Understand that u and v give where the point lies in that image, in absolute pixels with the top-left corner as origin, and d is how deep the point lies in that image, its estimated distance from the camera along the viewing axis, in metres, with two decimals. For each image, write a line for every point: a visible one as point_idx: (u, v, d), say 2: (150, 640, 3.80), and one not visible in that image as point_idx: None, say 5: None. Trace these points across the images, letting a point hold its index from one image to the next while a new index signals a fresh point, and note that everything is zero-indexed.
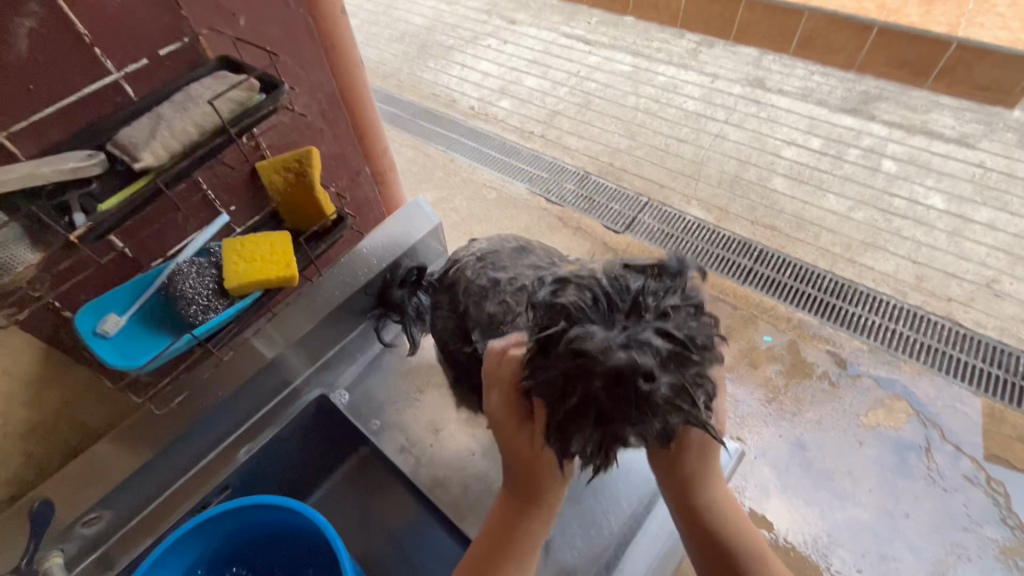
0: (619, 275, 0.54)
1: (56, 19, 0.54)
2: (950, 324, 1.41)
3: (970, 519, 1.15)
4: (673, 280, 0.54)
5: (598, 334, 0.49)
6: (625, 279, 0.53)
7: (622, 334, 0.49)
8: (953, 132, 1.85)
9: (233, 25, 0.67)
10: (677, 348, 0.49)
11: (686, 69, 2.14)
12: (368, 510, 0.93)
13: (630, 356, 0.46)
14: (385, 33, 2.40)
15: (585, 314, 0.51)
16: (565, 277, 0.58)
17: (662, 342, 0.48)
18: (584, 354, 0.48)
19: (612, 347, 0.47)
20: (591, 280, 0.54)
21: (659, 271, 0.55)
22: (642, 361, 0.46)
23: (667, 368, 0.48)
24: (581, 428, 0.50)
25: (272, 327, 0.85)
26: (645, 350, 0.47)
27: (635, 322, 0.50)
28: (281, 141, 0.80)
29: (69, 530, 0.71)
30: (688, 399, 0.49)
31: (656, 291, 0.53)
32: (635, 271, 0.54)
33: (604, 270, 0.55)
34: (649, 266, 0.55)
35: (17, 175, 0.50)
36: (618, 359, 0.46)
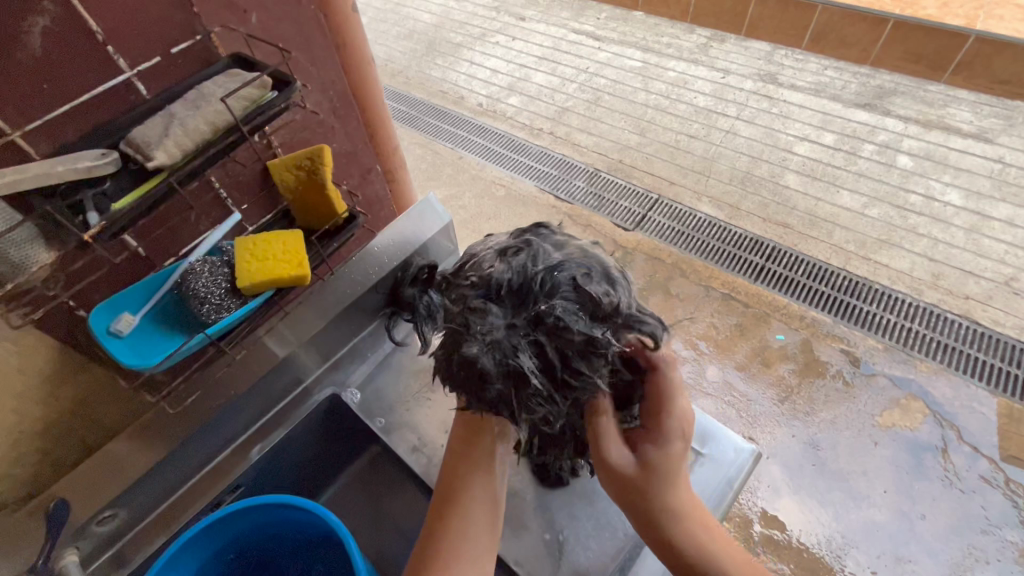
0: (558, 282, 0.51)
1: (69, 17, 0.53)
2: (968, 322, 1.38)
3: (989, 521, 1.13)
4: (597, 315, 0.52)
5: (490, 317, 0.51)
6: (559, 287, 0.51)
7: (508, 330, 0.50)
8: (970, 127, 1.81)
9: (245, 23, 0.67)
10: (535, 374, 0.50)
11: (696, 64, 2.11)
12: (379, 508, 0.93)
13: (481, 353, 0.49)
14: (393, 30, 2.40)
15: (499, 291, 0.52)
16: (530, 246, 0.55)
17: (526, 361, 0.50)
18: (466, 325, 0.52)
19: (479, 335, 0.50)
20: (532, 266, 0.53)
21: (594, 306, 0.51)
22: (484, 361, 0.49)
23: (507, 379, 0.50)
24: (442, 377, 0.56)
25: (285, 326, 0.84)
26: (504, 357, 0.49)
27: (524, 330, 0.51)
28: (292, 139, 0.79)
29: (83, 528, 0.72)
30: (510, 411, 0.53)
31: (570, 316, 0.50)
32: (578, 290, 0.52)
33: (558, 265, 0.53)
34: (592, 289, 0.52)
35: (32, 175, 0.50)
36: (469, 350, 0.50)
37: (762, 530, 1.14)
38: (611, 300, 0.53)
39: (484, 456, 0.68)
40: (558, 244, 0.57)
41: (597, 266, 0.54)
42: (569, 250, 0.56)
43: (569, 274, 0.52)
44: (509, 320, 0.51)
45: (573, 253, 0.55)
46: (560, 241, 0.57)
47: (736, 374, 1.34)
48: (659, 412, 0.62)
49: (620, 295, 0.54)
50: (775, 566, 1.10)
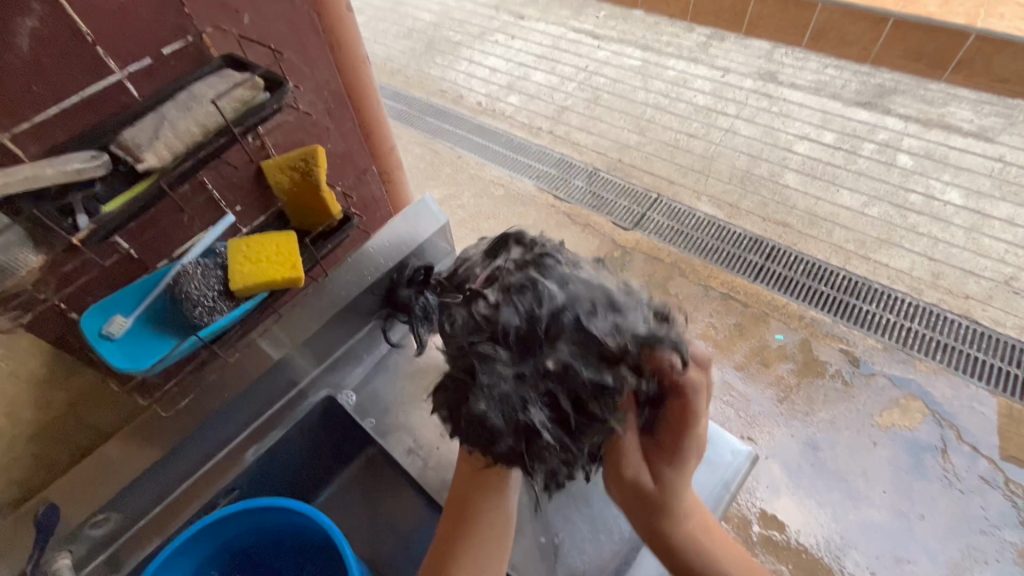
0: (565, 325, 0.51)
1: (57, 18, 0.53)
2: (968, 322, 1.38)
3: (988, 521, 1.12)
4: (609, 358, 0.52)
5: (498, 369, 0.51)
6: (566, 330, 0.51)
7: (516, 382, 0.51)
8: (971, 125, 1.81)
9: (237, 22, 0.66)
10: (545, 429, 0.53)
11: (696, 63, 2.11)
12: (375, 510, 0.92)
13: (488, 409, 0.52)
14: (392, 29, 2.39)
15: (505, 338, 0.51)
16: (535, 279, 0.52)
17: (536, 416, 0.52)
18: (473, 376, 0.52)
19: (486, 389, 0.51)
20: (537, 309, 0.51)
21: (606, 348, 0.51)
22: (494, 420, 0.52)
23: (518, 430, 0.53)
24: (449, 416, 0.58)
25: (278, 328, 0.83)
26: (514, 413, 0.52)
27: (533, 383, 0.52)
28: (287, 140, 0.79)
29: (76, 531, 0.71)
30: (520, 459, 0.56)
31: (580, 364, 0.51)
32: (585, 329, 0.51)
33: (563, 306, 0.51)
34: (602, 332, 0.51)
35: (20, 177, 0.50)
36: (477, 407, 0.52)
37: (761, 530, 1.14)
38: (621, 343, 0.52)
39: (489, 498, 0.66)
40: (559, 272, 0.54)
41: (608, 302, 0.52)
42: (573, 278, 0.54)
43: (575, 314, 0.51)
44: (517, 369, 0.51)
45: (579, 284, 0.53)
46: (568, 267, 0.54)
47: (735, 374, 1.33)
48: (681, 436, 0.62)
49: (633, 320, 0.53)
50: (774, 567, 1.09)
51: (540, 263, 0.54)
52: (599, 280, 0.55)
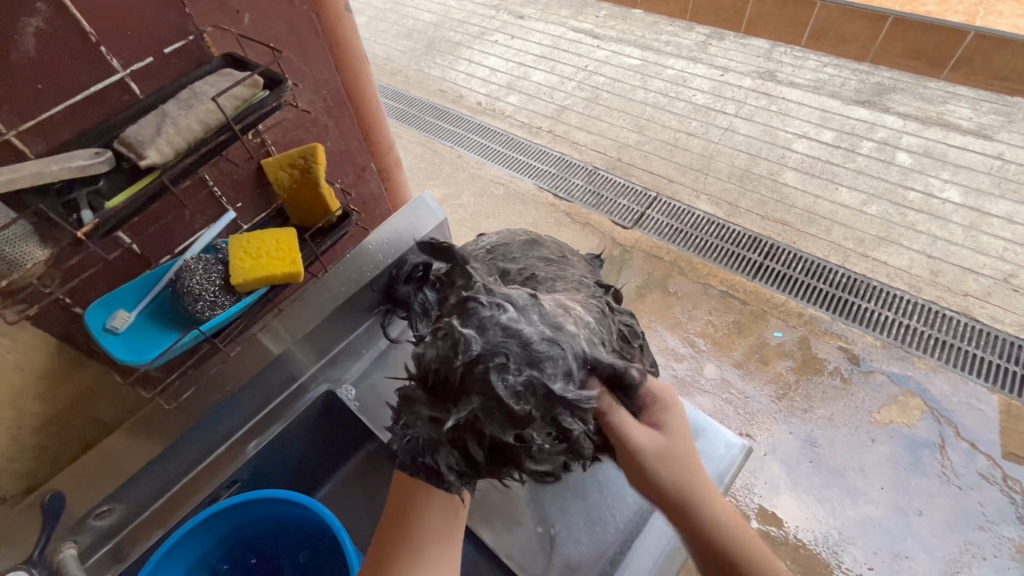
0: (470, 384, 0.50)
1: (62, 18, 0.54)
2: (967, 319, 1.38)
3: (986, 517, 1.13)
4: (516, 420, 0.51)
5: (417, 411, 0.54)
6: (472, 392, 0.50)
7: (429, 428, 0.54)
8: (970, 123, 1.81)
9: (238, 22, 0.68)
10: (460, 467, 0.56)
11: (695, 62, 2.11)
12: (375, 504, 0.94)
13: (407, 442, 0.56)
14: (392, 29, 2.40)
15: (428, 378, 0.53)
16: (454, 328, 0.50)
17: (448, 456, 0.56)
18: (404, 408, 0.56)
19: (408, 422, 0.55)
20: (452, 358, 0.50)
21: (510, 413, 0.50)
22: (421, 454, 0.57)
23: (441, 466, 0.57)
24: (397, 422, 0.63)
25: (279, 323, 0.85)
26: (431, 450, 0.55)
27: (446, 431, 0.54)
28: (286, 138, 0.80)
29: (81, 523, 0.73)
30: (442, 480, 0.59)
31: (488, 423, 0.51)
32: (490, 393, 0.49)
33: (478, 359, 0.49)
34: (507, 397, 0.49)
35: (25, 173, 0.51)
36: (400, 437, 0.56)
37: (759, 526, 1.15)
38: (526, 408, 0.50)
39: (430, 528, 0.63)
40: (485, 319, 0.50)
41: (516, 362, 0.49)
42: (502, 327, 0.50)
43: (485, 368, 0.49)
44: (434, 412, 0.53)
45: (500, 336, 0.50)
46: (493, 316, 0.50)
47: (733, 372, 1.34)
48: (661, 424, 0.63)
49: (546, 378, 0.50)
50: None
51: (467, 307, 0.52)
52: (535, 331, 0.51)
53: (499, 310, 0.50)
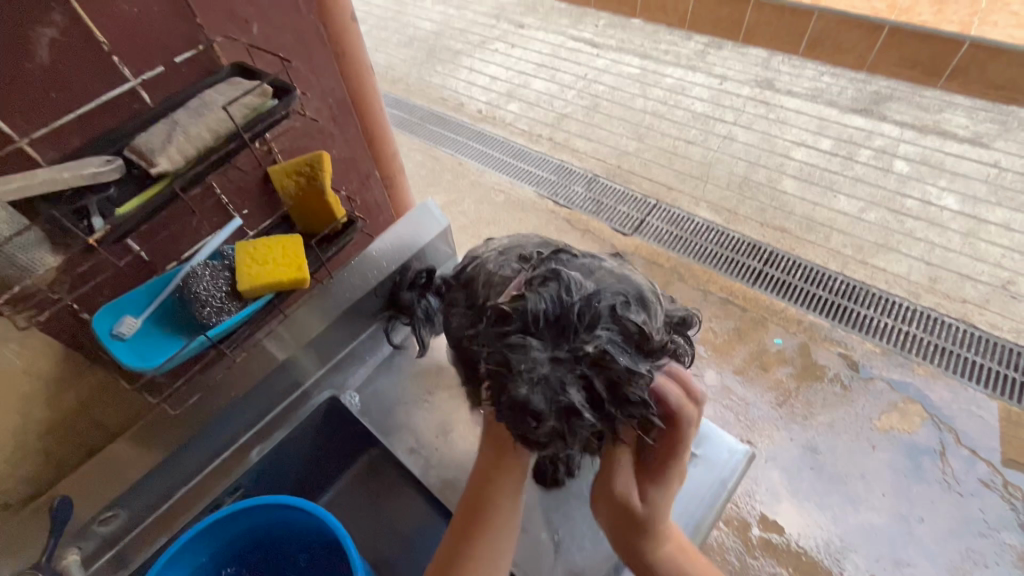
0: (592, 314, 0.52)
1: (76, 28, 0.55)
2: (965, 326, 1.39)
3: (986, 524, 1.13)
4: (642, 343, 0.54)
5: (530, 353, 0.52)
6: (598, 323, 0.52)
7: (548, 369, 0.52)
8: (966, 132, 1.83)
9: (247, 32, 0.69)
10: (586, 408, 0.52)
11: (694, 71, 2.14)
12: (378, 510, 0.94)
13: (531, 393, 0.51)
14: (394, 38, 2.42)
15: (538, 325, 0.53)
16: (564, 274, 0.55)
17: (575, 394, 0.51)
18: (508, 364, 0.52)
19: (529, 372, 0.51)
20: (572, 300, 0.53)
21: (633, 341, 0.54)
22: (538, 401, 0.51)
23: (560, 414, 0.52)
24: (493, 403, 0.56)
25: (283, 329, 0.86)
26: (561, 395, 0.51)
27: (568, 367, 0.52)
28: (293, 146, 0.81)
29: (85, 528, 0.73)
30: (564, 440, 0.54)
31: (613, 348, 0.52)
32: (616, 321, 0.53)
33: (593, 297, 0.53)
34: (632, 324, 0.53)
35: (41, 179, 0.52)
36: (520, 392, 0.51)
37: (760, 533, 1.15)
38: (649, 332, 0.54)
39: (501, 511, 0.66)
40: (585, 271, 0.57)
41: (631, 294, 0.55)
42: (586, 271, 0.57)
43: (605, 305, 0.53)
44: (552, 354, 0.52)
45: (596, 279, 0.56)
46: (591, 267, 0.58)
47: (733, 378, 1.35)
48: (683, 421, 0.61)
49: (655, 317, 0.56)
50: (773, 570, 1.10)
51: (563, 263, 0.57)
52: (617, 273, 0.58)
53: (593, 262, 0.58)
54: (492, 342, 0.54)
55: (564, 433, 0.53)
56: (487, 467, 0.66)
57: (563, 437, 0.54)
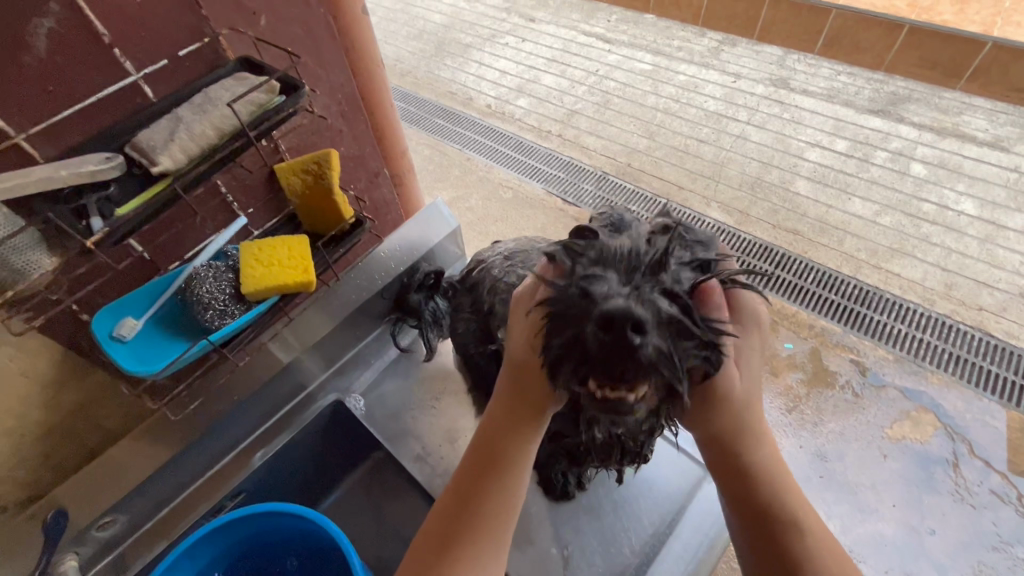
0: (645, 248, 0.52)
1: (75, 19, 0.53)
2: (981, 334, 1.36)
3: (1000, 538, 1.10)
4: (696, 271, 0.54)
5: (607, 284, 0.47)
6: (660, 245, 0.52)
7: (632, 290, 0.47)
8: (986, 135, 1.78)
9: (254, 25, 0.66)
10: (684, 316, 0.46)
11: (707, 68, 2.09)
12: (380, 517, 0.90)
13: (629, 303, 0.44)
14: (402, 30, 2.39)
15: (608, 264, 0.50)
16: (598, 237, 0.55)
17: (669, 306, 0.46)
18: (586, 295, 0.46)
19: (613, 294, 0.45)
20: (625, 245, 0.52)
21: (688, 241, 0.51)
22: (641, 312, 0.43)
23: (665, 332, 0.45)
24: (567, 363, 0.47)
25: (289, 332, 0.84)
26: (651, 305, 0.45)
27: (649, 282, 0.48)
28: (300, 144, 0.79)
29: (82, 534, 0.71)
30: (671, 369, 0.45)
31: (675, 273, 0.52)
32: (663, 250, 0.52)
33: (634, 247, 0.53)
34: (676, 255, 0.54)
35: (34, 179, 0.49)
36: (613, 304, 0.43)
37: None
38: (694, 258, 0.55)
39: (509, 470, 0.57)
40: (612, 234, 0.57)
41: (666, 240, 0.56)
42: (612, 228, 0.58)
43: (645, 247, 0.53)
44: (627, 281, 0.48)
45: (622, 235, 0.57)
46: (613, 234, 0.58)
47: None
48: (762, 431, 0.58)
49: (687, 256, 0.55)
50: None
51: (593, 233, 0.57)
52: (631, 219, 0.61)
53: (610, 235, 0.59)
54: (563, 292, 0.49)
55: (672, 359, 0.45)
56: (503, 415, 0.58)
57: (673, 366, 0.45)
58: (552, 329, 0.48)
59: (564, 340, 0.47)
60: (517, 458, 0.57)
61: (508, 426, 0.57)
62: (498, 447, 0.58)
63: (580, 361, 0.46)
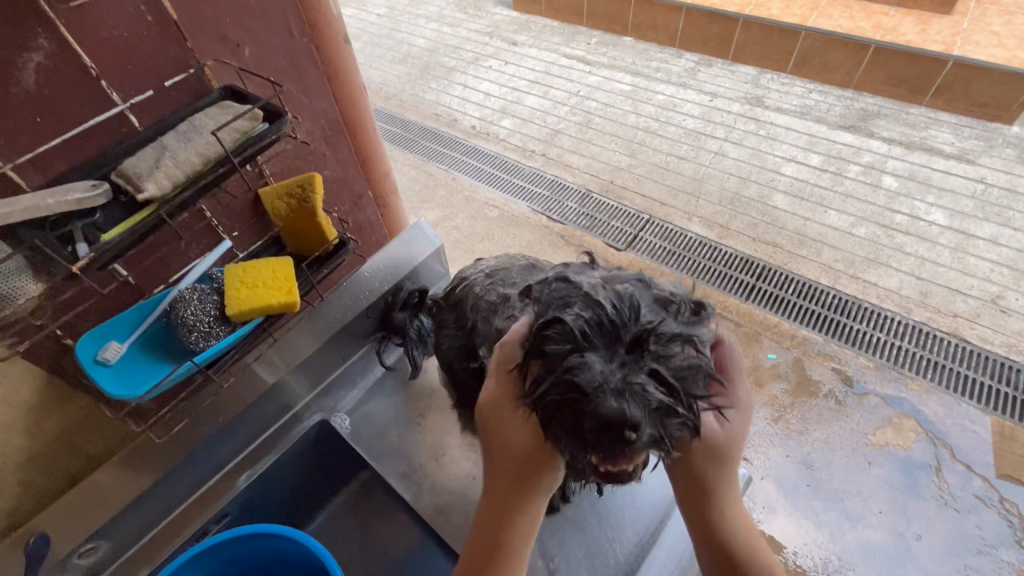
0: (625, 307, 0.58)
1: (64, 54, 0.55)
2: (957, 340, 1.40)
3: (984, 541, 1.12)
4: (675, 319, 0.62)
5: (596, 371, 0.53)
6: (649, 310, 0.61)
7: (619, 377, 0.53)
8: (952, 148, 1.86)
9: (238, 56, 0.69)
10: (669, 399, 0.53)
11: (685, 88, 2.16)
12: (368, 536, 0.90)
13: (622, 404, 0.51)
14: (388, 55, 2.44)
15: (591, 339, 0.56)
16: (585, 296, 0.60)
17: (657, 391, 0.53)
18: (578, 389, 0.53)
19: (604, 388, 0.52)
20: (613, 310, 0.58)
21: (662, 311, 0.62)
22: (635, 413, 0.51)
23: (653, 420, 0.53)
24: (564, 441, 0.56)
25: (273, 352, 0.85)
26: (639, 396, 0.52)
27: (634, 360, 0.55)
28: (285, 168, 0.81)
29: (64, 562, 0.70)
30: (661, 444, 0.54)
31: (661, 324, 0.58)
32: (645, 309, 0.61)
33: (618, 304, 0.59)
34: (663, 312, 0.62)
35: (23, 207, 0.50)
36: (609, 406, 0.51)
37: None
38: (673, 305, 0.63)
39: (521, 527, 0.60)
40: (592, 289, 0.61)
41: (650, 300, 0.63)
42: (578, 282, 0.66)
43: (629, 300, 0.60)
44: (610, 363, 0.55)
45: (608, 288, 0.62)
46: (595, 283, 0.64)
47: None
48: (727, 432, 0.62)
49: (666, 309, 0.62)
50: None
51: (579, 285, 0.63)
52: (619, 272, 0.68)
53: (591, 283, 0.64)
54: (555, 374, 0.56)
55: (660, 439, 0.54)
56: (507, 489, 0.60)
57: (660, 444, 0.54)
58: (547, 419, 0.56)
59: (560, 424, 0.55)
60: (523, 521, 0.60)
61: (507, 490, 0.60)
62: (501, 514, 0.60)
63: (580, 443, 0.55)
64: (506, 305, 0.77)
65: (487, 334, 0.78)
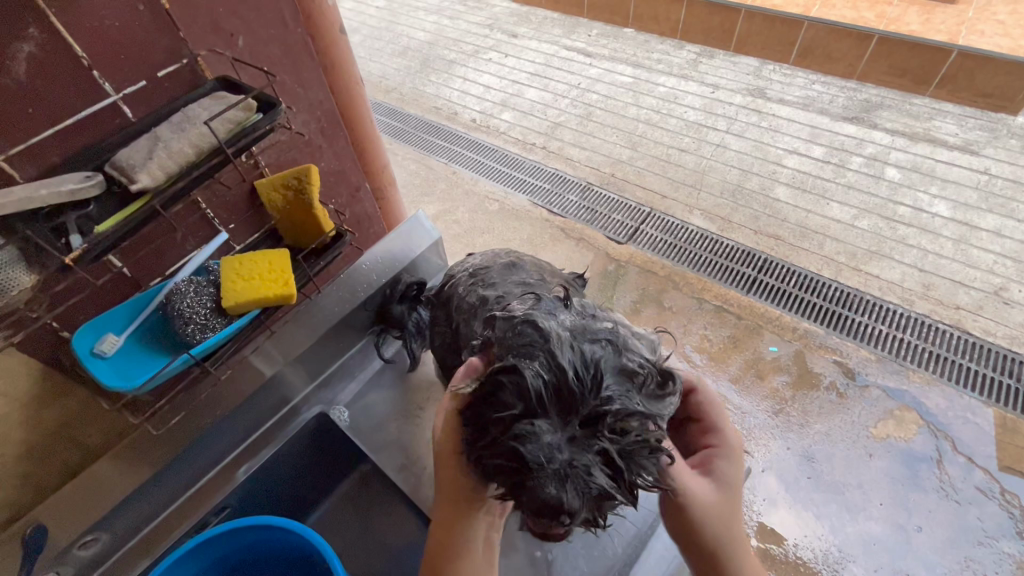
0: (588, 377, 0.55)
1: (54, 44, 0.54)
2: (959, 332, 1.39)
3: (985, 533, 1.12)
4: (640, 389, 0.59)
5: (542, 445, 0.52)
6: (617, 378, 0.58)
7: (566, 456, 0.52)
8: (956, 139, 1.84)
9: (232, 46, 0.68)
10: (613, 484, 0.52)
11: (686, 80, 2.14)
12: (367, 528, 0.90)
13: (561, 492, 0.50)
14: (387, 47, 2.42)
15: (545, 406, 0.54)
16: (549, 354, 0.56)
17: (601, 478, 0.52)
18: (520, 460, 0.52)
19: (547, 466, 0.51)
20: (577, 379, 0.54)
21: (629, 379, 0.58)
22: (571, 500, 0.50)
23: (591, 502, 0.53)
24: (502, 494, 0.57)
25: (270, 344, 0.85)
26: (582, 481, 0.51)
27: (585, 437, 0.53)
28: (280, 159, 0.80)
29: (64, 553, 0.71)
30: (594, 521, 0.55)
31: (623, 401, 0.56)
32: (613, 377, 0.57)
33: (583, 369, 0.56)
34: (630, 382, 0.58)
35: (14, 198, 0.50)
36: (548, 491, 0.50)
37: (758, 544, 1.13)
38: (641, 374, 0.59)
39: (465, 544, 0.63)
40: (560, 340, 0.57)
41: (621, 361, 0.59)
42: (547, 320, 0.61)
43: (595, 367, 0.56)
44: (561, 438, 0.53)
45: (578, 343, 0.58)
46: (565, 330, 0.60)
47: (730, 388, 1.34)
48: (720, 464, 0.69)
49: (632, 376, 0.59)
50: None
51: (547, 332, 0.59)
52: (595, 322, 0.63)
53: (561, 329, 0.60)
54: (502, 434, 0.55)
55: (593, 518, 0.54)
56: (450, 507, 0.64)
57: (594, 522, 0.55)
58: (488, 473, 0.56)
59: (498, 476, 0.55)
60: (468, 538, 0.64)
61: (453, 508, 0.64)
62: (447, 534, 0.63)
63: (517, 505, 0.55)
64: (485, 306, 0.76)
65: (468, 335, 0.77)
